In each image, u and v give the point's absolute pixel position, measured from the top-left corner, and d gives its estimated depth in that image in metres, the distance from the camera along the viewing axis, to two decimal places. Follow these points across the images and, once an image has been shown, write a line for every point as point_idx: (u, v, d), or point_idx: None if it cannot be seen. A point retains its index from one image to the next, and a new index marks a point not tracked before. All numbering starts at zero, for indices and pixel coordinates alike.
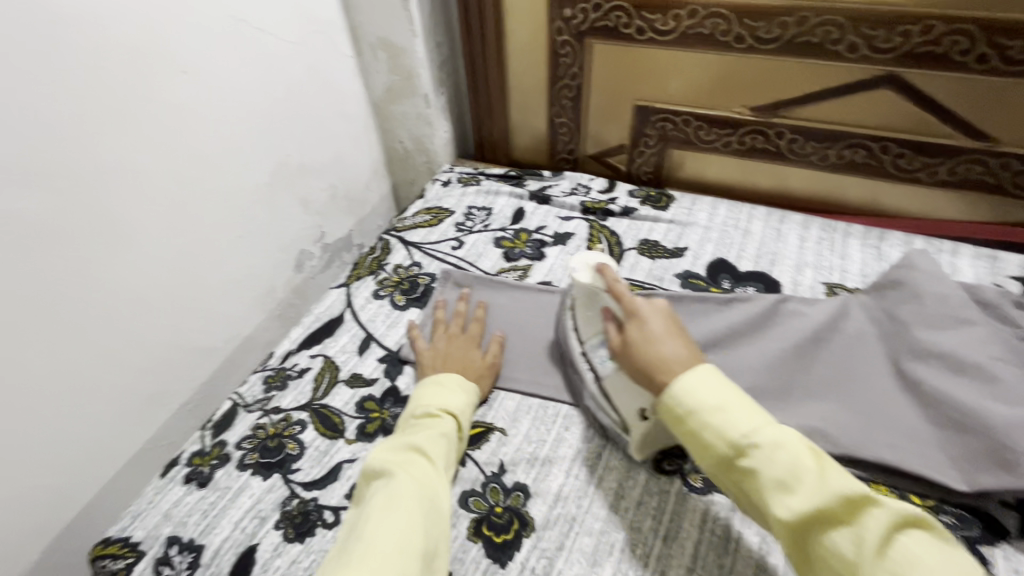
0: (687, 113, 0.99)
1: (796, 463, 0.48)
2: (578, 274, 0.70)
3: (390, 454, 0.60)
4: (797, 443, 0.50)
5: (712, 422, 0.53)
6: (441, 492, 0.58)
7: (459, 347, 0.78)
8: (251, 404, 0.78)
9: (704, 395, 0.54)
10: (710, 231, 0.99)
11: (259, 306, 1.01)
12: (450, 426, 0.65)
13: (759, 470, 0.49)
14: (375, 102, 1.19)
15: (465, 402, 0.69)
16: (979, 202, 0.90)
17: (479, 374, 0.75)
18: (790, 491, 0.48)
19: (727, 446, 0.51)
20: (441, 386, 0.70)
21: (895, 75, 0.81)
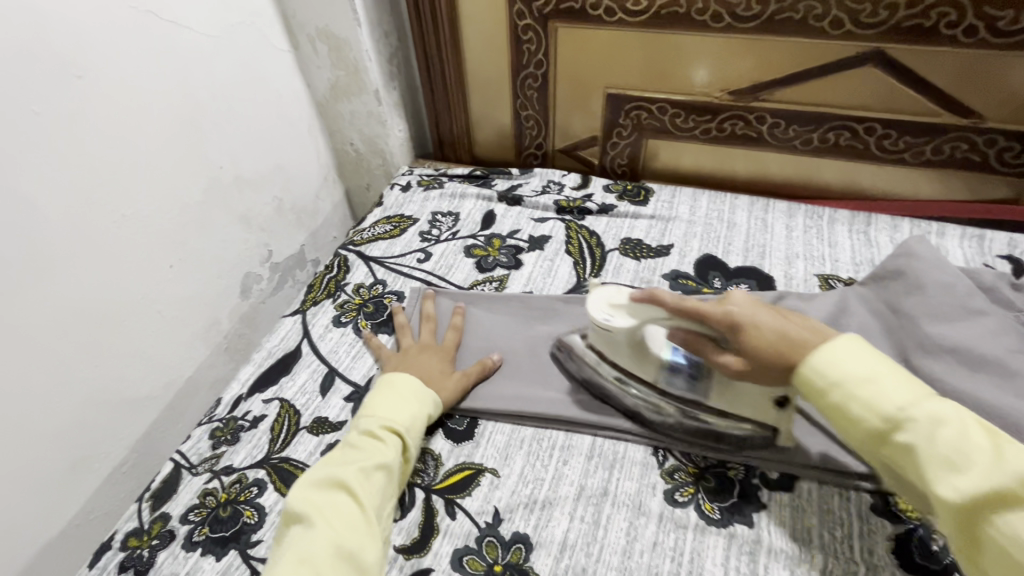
0: (663, 101, 0.92)
1: (975, 446, 0.43)
2: (615, 322, 0.60)
3: (314, 493, 0.54)
4: (963, 418, 0.44)
5: (863, 394, 0.48)
6: (365, 544, 0.51)
7: (428, 355, 0.72)
8: (197, 465, 0.67)
9: (863, 376, 0.48)
10: (694, 225, 0.93)
11: (201, 343, 0.89)
12: (390, 453, 0.57)
13: (923, 439, 0.45)
14: (318, 100, 1.06)
15: (413, 415, 0.62)
16: (963, 181, 0.87)
17: (442, 382, 0.68)
18: (958, 469, 0.43)
19: (882, 420, 0.47)
20: (393, 390, 0.64)
21: (881, 52, 0.77)
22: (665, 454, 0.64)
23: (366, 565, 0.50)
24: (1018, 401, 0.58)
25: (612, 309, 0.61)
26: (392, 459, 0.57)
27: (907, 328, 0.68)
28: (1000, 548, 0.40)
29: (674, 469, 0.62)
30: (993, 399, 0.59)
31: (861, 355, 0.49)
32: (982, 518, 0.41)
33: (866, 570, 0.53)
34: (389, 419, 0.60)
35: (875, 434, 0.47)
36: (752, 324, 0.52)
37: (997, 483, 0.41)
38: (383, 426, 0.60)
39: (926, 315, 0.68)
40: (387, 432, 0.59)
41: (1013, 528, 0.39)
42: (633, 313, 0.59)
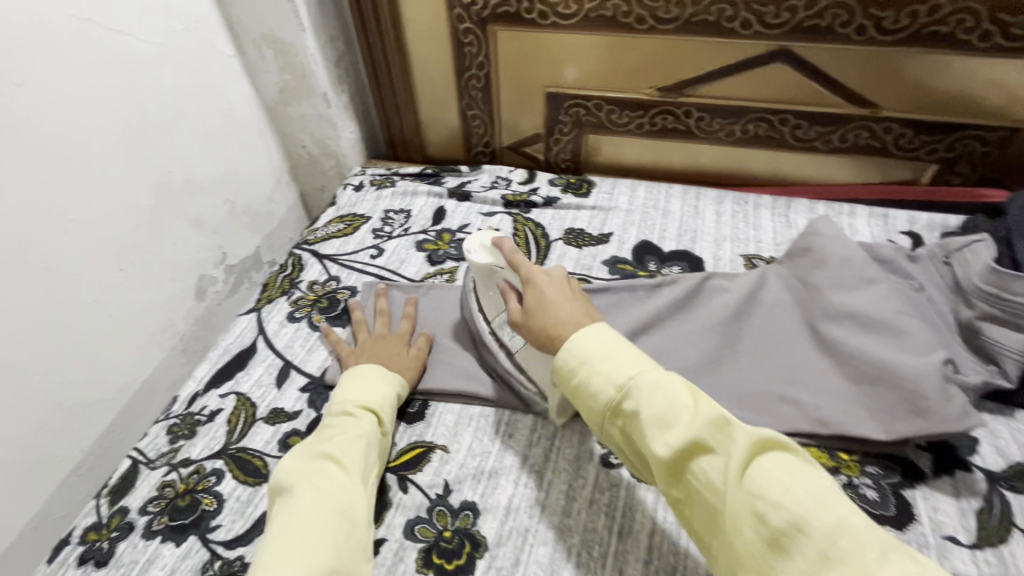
0: (598, 98, 0.98)
1: (677, 403, 0.47)
2: (475, 256, 0.69)
3: (300, 466, 0.56)
4: (676, 384, 0.49)
5: (598, 369, 0.52)
6: (355, 504, 0.54)
7: (385, 343, 0.75)
8: (154, 460, 0.69)
9: (604, 354, 0.53)
10: (632, 214, 0.99)
11: (156, 346, 0.90)
12: (367, 426, 0.62)
13: (637, 400, 0.49)
14: (267, 104, 1.08)
15: (383, 394, 0.66)
16: (870, 165, 0.96)
17: (405, 366, 0.72)
18: (668, 428, 0.47)
19: (613, 391, 0.51)
20: (361, 378, 0.67)
21: (787, 50, 0.84)
22: None
23: (359, 519, 0.53)
24: (904, 356, 0.66)
25: (481, 247, 0.70)
26: (370, 430, 0.61)
27: (815, 298, 0.76)
28: (701, 490, 0.44)
29: None
30: (884, 355, 0.66)
31: (604, 337, 0.54)
32: (688, 467, 0.45)
33: None
34: (362, 399, 0.65)
35: (602, 403, 0.51)
36: (537, 279, 0.62)
37: (692, 432, 0.45)
38: (358, 404, 0.64)
39: (830, 286, 0.75)
40: (362, 409, 0.63)
41: (708, 469, 0.44)
42: (490, 259, 0.69)
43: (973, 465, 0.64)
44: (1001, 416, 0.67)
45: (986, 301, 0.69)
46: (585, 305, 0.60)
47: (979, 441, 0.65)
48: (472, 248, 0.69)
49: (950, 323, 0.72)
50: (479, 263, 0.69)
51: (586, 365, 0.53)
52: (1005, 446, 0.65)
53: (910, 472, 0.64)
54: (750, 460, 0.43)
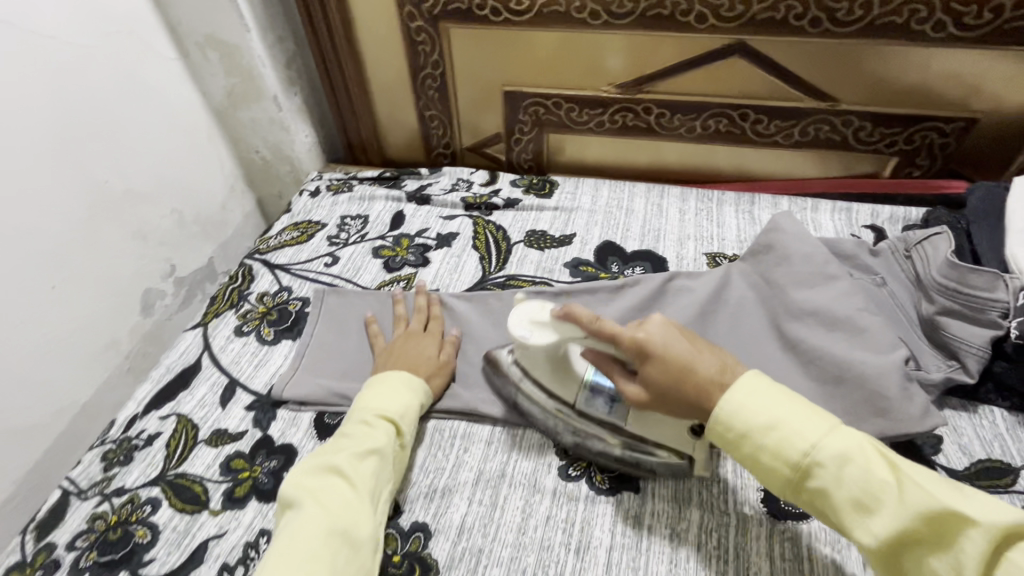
0: (556, 96, 0.96)
1: (890, 488, 0.43)
2: (535, 338, 0.58)
3: (307, 478, 0.55)
4: (867, 453, 0.45)
5: (767, 444, 0.48)
6: (359, 524, 0.52)
7: (418, 341, 0.73)
8: (86, 490, 0.65)
9: (782, 425, 0.48)
10: (595, 214, 0.97)
11: (97, 366, 0.85)
12: (381, 438, 0.58)
13: (831, 480, 0.45)
14: (216, 108, 1.04)
15: (406, 402, 0.63)
16: (832, 158, 0.95)
17: (432, 373, 0.69)
18: (869, 511, 0.43)
19: (791, 468, 0.47)
20: (385, 384, 0.64)
21: (743, 43, 0.83)
22: None
23: (360, 541, 0.51)
24: (865, 355, 0.64)
25: (536, 325, 0.59)
26: (385, 444, 0.58)
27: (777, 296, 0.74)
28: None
29: None
30: (844, 354, 0.65)
31: (766, 402, 0.48)
32: (907, 556, 0.42)
33: (735, 520, 0.58)
34: (381, 407, 0.61)
35: (791, 478, 0.47)
36: (641, 346, 0.53)
37: (910, 514, 0.42)
38: (375, 414, 0.61)
39: (791, 283, 0.74)
40: (381, 419, 0.60)
41: (930, 561, 0.41)
42: (557, 334, 0.57)
43: (937, 465, 0.62)
44: (964, 413, 0.66)
45: (944, 294, 0.67)
46: (706, 355, 0.53)
47: (942, 439, 0.64)
48: (532, 334, 0.58)
49: (913, 318, 0.70)
50: (552, 343, 0.58)
51: (749, 438, 0.49)
52: (968, 444, 0.63)
53: None
54: (992, 557, 0.39)
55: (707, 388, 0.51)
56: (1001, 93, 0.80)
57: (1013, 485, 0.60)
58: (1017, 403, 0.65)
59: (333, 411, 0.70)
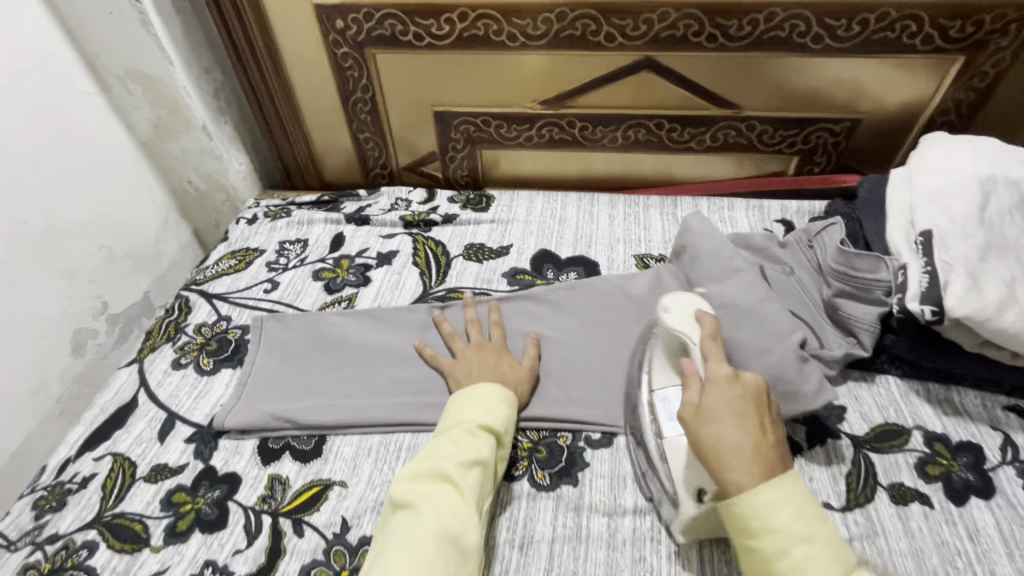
0: (485, 114, 1.00)
1: (809, 514, 0.48)
2: (669, 314, 0.65)
3: (417, 482, 0.56)
4: (816, 531, 0.47)
5: (755, 504, 0.48)
6: (467, 529, 0.53)
7: (493, 352, 0.75)
8: (17, 540, 0.63)
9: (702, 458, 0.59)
10: (530, 224, 1.01)
11: (24, 413, 0.82)
12: (484, 449, 0.59)
13: (779, 557, 0.46)
14: (143, 141, 1.02)
15: (503, 416, 0.64)
16: (743, 160, 1.03)
17: (518, 381, 0.71)
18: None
19: (761, 530, 0.48)
20: (480, 397, 0.65)
21: (651, 60, 0.89)
22: None
23: (468, 547, 0.52)
24: (773, 337, 0.70)
25: (679, 309, 0.65)
26: (487, 454, 0.59)
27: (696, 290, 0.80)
28: None
29: (511, 447, 0.68)
30: (754, 339, 0.71)
31: (783, 486, 0.49)
32: None
33: None
34: (483, 417, 0.62)
35: (753, 552, 0.48)
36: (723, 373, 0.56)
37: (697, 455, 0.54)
38: (476, 425, 0.61)
39: (702, 278, 0.79)
40: (481, 431, 0.61)
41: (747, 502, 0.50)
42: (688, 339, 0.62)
43: (842, 433, 0.68)
44: (864, 383, 0.73)
45: (839, 279, 0.74)
46: (773, 427, 0.54)
47: (847, 409, 0.70)
48: (670, 307, 0.64)
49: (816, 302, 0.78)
50: (676, 327, 0.63)
51: (746, 496, 0.49)
52: (868, 411, 0.70)
53: (787, 446, 0.68)
54: None
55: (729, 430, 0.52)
56: (879, 95, 0.90)
57: (906, 444, 0.66)
58: (907, 370, 0.73)
59: (277, 435, 0.71)
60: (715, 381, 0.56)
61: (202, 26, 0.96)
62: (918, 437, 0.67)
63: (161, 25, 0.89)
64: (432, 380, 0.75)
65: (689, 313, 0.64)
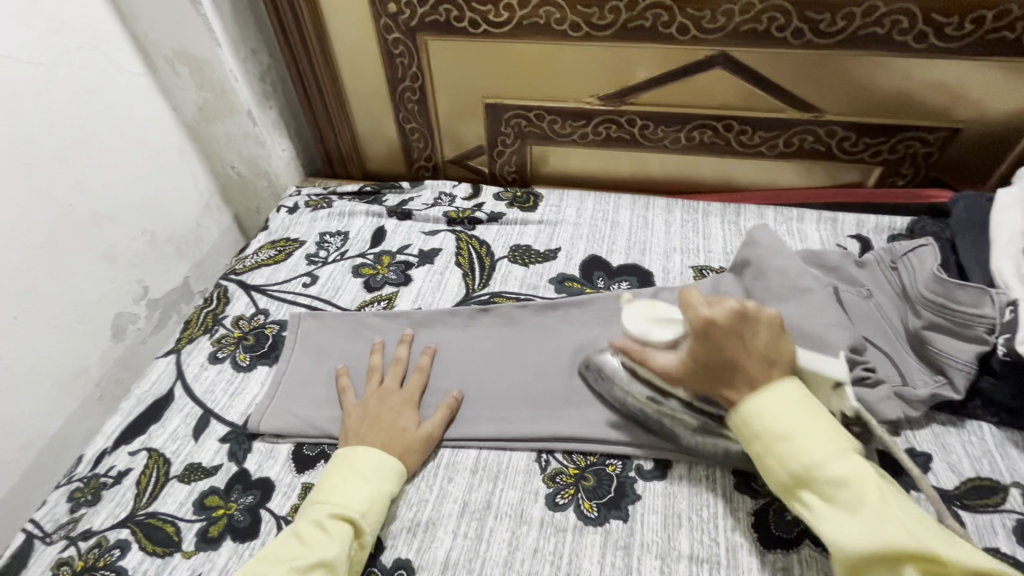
0: (539, 108, 0.94)
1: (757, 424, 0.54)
2: (652, 335, 0.62)
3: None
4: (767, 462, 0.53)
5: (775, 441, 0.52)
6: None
7: (394, 401, 0.68)
8: (51, 533, 0.62)
9: (783, 449, 0.52)
10: (580, 227, 0.95)
11: (65, 395, 0.82)
12: (333, 547, 0.53)
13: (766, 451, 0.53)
14: (189, 123, 1.00)
15: (368, 501, 0.58)
16: (815, 169, 0.95)
17: (407, 448, 0.63)
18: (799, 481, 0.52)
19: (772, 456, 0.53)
20: (351, 471, 0.60)
21: (726, 55, 0.82)
22: (547, 458, 0.65)
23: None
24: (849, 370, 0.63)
25: (650, 322, 0.63)
26: (334, 554, 0.53)
27: None
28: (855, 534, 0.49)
29: (556, 472, 0.64)
30: None
31: (789, 411, 0.53)
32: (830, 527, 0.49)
33: (726, 549, 0.57)
34: (344, 504, 0.57)
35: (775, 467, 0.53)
36: (718, 337, 0.55)
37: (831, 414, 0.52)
38: (333, 515, 0.56)
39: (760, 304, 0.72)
40: (336, 521, 0.56)
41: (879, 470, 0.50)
42: (674, 320, 0.62)
43: (927, 485, 0.61)
44: (953, 428, 0.66)
45: (931, 309, 0.67)
46: (766, 339, 0.55)
47: (932, 457, 0.63)
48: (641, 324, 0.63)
49: (899, 332, 0.70)
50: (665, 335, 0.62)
51: (762, 437, 0.53)
52: (958, 461, 0.63)
53: None
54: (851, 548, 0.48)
55: (733, 393, 0.56)
56: (986, 102, 0.80)
57: (1004, 504, 0.59)
58: (1005, 418, 0.65)
59: (312, 441, 0.68)
60: (715, 338, 0.56)
61: (252, 8, 0.92)
62: (1018, 495, 0.60)
63: (211, 6, 0.86)
64: (474, 393, 0.71)
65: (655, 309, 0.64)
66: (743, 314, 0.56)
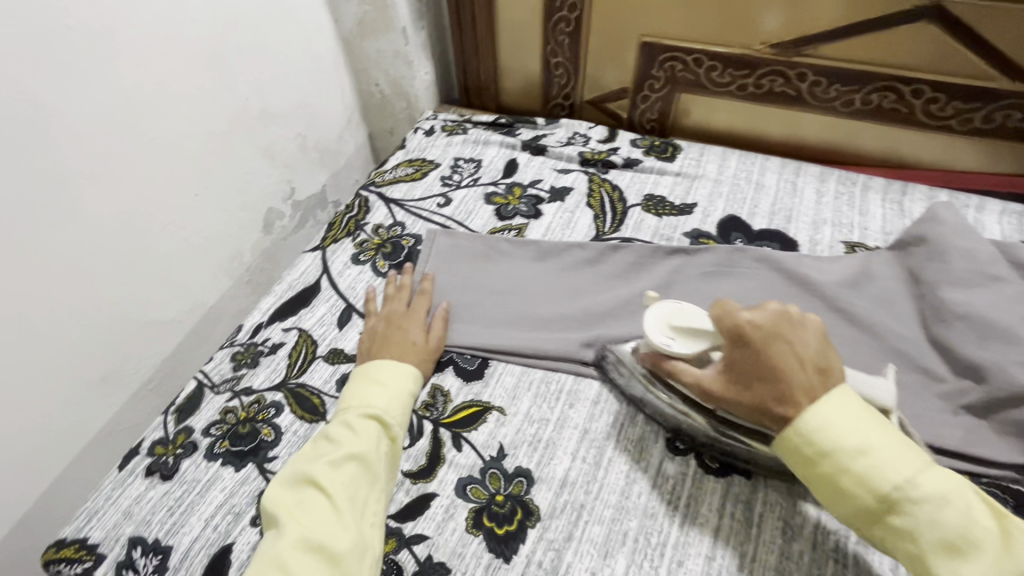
0: (700, 52, 0.89)
1: (875, 428, 0.47)
2: (675, 347, 0.58)
3: (290, 490, 0.54)
4: (920, 471, 0.45)
5: (856, 468, 0.46)
6: (335, 536, 0.50)
7: (400, 321, 0.71)
8: (219, 385, 0.70)
9: (891, 462, 0.45)
10: (720, 184, 0.90)
11: (224, 273, 0.91)
12: (364, 440, 0.57)
13: (876, 473, 0.45)
14: (345, 37, 1.04)
15: (390, 400, 0.61)
16: (1010, 154, 0.83)
17: (422, 359, 0.68)
18: (961, 554, 0.42)
19: (882, 497, 0.45)
20: (374, 382, 0.62)
21: (941, 6, 0.73)
22: None
23: (335, 554, 0.49)
24: None
25: (676, 331, 0.59)
26: (366, 446, 0.56)
27: (926, 297, 0.68)
28: None
29: None
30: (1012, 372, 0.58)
31: (857, 423, 0.47)
32: None
33: None
34: (367, 406, 0.60)
35: (893, 517, 0.45)
36: (757, 343, 0.52)
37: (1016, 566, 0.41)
38: (360, 416, 0.59)
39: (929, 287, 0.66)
40: (366, 419, 0.59)
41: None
42: (699, 332, 0.58)
43: None
44: None
45: None
46: (805, 349, 0.51)
47: None
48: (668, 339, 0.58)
49: None
50: (693, 348, 0.58)
51: (832, 458, 0.47)
52: None
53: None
54: None
55: (784, 404, 0.50)
56: None
57: None
58: None
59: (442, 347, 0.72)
60: (743, 342, 0.53)
61: None
62: None
63: None
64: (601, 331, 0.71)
65: (676, 324, 0.59)
66: (784, 324, 0.53)
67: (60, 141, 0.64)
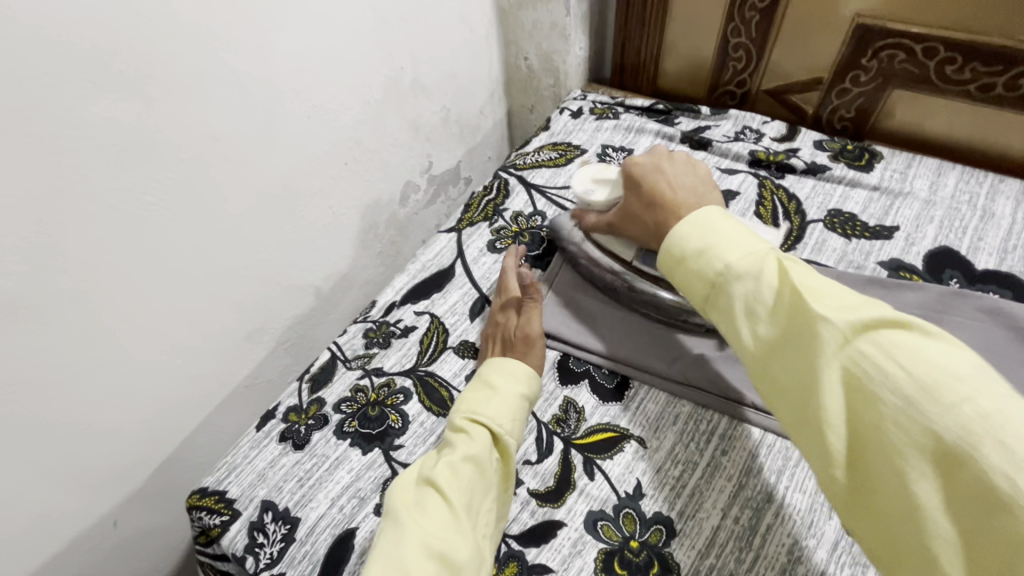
0: (934, 41, 0.72)
1: (708, 228, 0.45)
2: (594, 195, 0.67)
3: (407, 491, 0.49)
4: (731, 249, 0.43)
5: (694, 263, 0.45)
6: (457, 545, 0.45)
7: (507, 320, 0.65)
8: (351, 360, 0.70)
9: (720, 249, 0.43)
10: (933, 207, 0.74)
11: (359, 243, 0.91)
12: (478, 445, 0.52)
13: (698, 264, 0.44)
14: (502, 5, 0.98)
15: (505, 405, 0.56)
16: None
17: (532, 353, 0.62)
18: (756, 319, 0.40)
19: (704, 286, 0.44)
20: (489, 388, 0.57)
21: None
22: None
23: (457, 565, 0.44)
24: None
25: (598, 185, 0.67)
26: (481, 451, 0.51)
27: None
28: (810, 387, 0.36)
29: None
30: None
31: (706, 227, 0.45)
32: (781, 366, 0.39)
33: None
34: (479, 410, 0.55)
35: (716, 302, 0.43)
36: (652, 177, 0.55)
37: (800, 319, 0.37)
38: (472, 419, 0.54)
39: None
40: (479, 425, 0.54)
41: (876, 370, 0.33)
42: (614, 182, 0.66)
43: None
44: None
45: None
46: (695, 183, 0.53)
47: None
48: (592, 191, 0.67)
49: None
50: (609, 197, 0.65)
51: (681, 263, 0.46)
52: None
53: None
54: (844, 358, 0.34)
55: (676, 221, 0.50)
56: None
57: None
58: None
59: (579, 355, 0.66)
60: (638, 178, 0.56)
61: None
62: None
63: None
64: None
65: (598, 179, 0.67)
66: (680, 164, 0.56)
67: (240, 104, 0.64)
